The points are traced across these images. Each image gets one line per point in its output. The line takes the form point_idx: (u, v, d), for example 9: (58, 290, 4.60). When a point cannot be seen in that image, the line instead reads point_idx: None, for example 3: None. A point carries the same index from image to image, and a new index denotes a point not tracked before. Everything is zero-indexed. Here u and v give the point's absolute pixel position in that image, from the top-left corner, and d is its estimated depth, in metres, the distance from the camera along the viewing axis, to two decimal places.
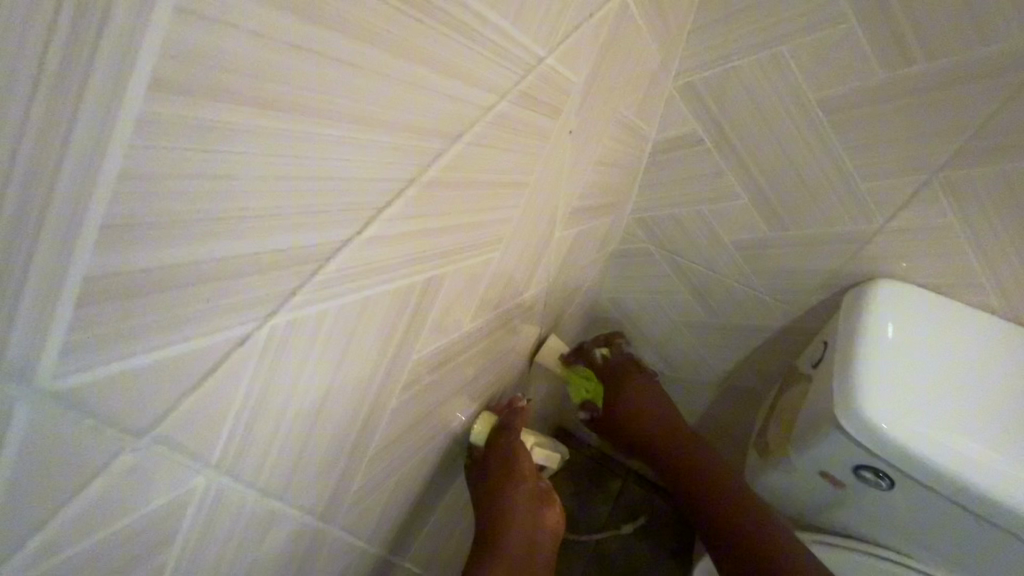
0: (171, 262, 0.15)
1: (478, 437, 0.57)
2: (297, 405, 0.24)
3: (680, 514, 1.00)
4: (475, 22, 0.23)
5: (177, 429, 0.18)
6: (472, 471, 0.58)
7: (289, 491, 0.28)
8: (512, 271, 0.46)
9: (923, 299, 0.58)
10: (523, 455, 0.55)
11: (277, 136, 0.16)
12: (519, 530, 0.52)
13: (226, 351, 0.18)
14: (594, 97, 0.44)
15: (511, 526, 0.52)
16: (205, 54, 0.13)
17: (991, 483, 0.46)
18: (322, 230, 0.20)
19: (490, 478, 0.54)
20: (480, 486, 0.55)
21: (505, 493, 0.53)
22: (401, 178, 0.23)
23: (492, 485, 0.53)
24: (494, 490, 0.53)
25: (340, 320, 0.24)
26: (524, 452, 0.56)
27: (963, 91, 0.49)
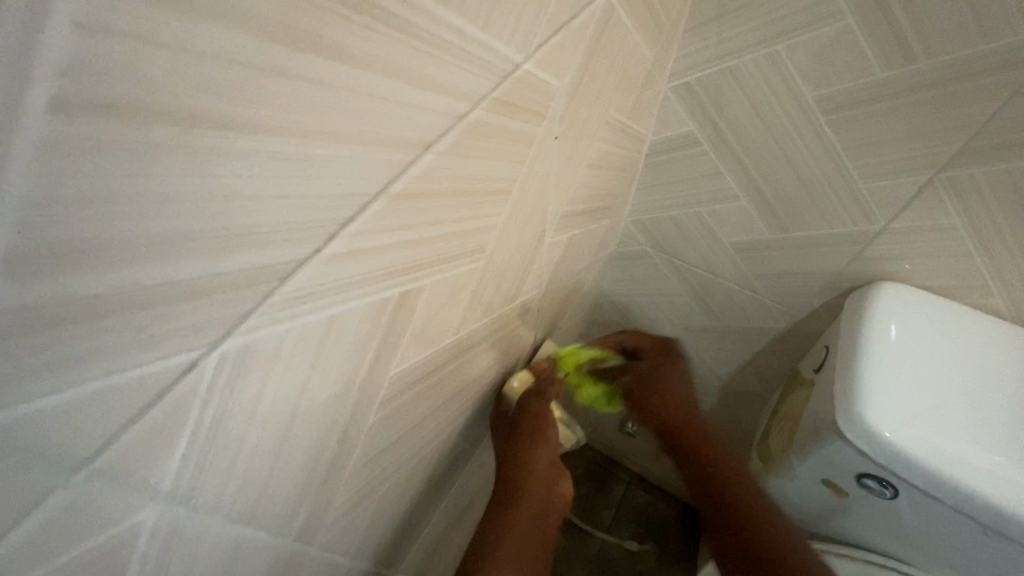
0: (98, 292, 0.14)
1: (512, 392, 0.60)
2: (260, 426, 0.24)
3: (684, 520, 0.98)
4: (441, 29, 0.23)
5: (121, 460, 0.18)
6: (497, 425, 0.60)
7: (257, 514, 0.27)
8: (502, 279, 0.46)
9: (926, 307, 0.63)
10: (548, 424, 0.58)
11: (211, 156, 0.15)
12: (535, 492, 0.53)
13: (174, 376, 0.18)
14: (582, 99, 0.43)
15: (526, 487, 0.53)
16: (112, 72, 0.12)
17: (984, 483, 0.51)
18: (275, 250, 0.19)
19: (516, 439, 0.56)
20: (506, 444, 0.57)
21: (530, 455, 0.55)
22: (363, 194, 0.22)
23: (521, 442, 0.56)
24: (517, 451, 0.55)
25: (302, 340, 0.23)
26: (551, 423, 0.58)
27: (954, 91, 0.53)
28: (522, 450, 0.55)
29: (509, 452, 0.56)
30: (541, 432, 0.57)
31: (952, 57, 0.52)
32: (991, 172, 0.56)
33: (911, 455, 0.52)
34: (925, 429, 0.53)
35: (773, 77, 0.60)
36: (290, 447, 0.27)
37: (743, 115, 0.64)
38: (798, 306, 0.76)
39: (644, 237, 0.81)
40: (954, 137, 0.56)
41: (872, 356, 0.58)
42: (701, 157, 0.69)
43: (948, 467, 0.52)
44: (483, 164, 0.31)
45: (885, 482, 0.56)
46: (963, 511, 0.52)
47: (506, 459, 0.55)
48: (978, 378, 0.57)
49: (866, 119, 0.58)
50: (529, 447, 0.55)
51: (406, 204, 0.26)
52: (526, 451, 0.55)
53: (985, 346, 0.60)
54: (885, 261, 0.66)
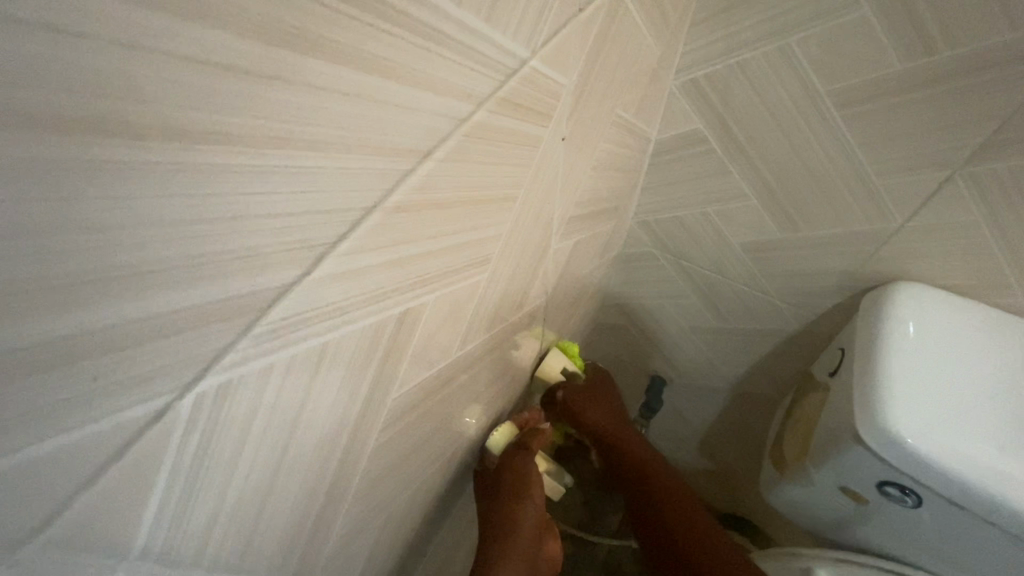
0: (39, 340, 0.13)
1: (496, 445, 0.58)
2: (247, 466, 0.21)
3: None
4: (439, 22, 0.20)
5: (84, 520, 0.16)
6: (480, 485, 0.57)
7: (249, 557, 0.25)
8: (507, 288, 0.43)
9: (949, 308, 0.61)
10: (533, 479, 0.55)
11: (158, 175, 0.14)
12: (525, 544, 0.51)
13: (142, 425, 0.16)
14: (588, 98, 0.40)
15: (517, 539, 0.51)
16: (32, 76, 0.11)
17: (1017, 496, 0.48)
18: (254, 278, 0.17)
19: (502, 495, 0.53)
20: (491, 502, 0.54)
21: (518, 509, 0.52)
22: (356, 208, 0.20)
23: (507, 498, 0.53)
24: (504, 508, 0.52)
25: (293, 371, 0.21)
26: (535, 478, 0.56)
27: (975, 82, 0.51)
28: (510, 506, 0.52)
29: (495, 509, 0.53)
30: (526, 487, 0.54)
31: (973, 47, 0.50)
32: (1015, 167, 0.54)
33: (940, 465, 0.50)
34: (950, 434, 0.51)
35: (784, 71, 0.58)
36: (281, 485, 0.25)
37: (753, 110, 0.61)
38: (812, 308, 0.73)
39: (650, 238, 0.79)
40: (975, 131, 0.53)
41: (894, 358, 0.56)
42: (709, 155, 0.67)
43: (975, 474, 0.49)
44: (486, 170, 0.29)
45: (908, 490, 0.54)
46: (992, 521, 0.50)
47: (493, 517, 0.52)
48: (1001, 380, 0.55)
49: (881, 114, 0.56)
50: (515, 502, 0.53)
51: (405, 216, 0.23)
52: (514, 507, 0.52)
53: (1008, 345, 0.58)
54: (903, 260, 0.64)
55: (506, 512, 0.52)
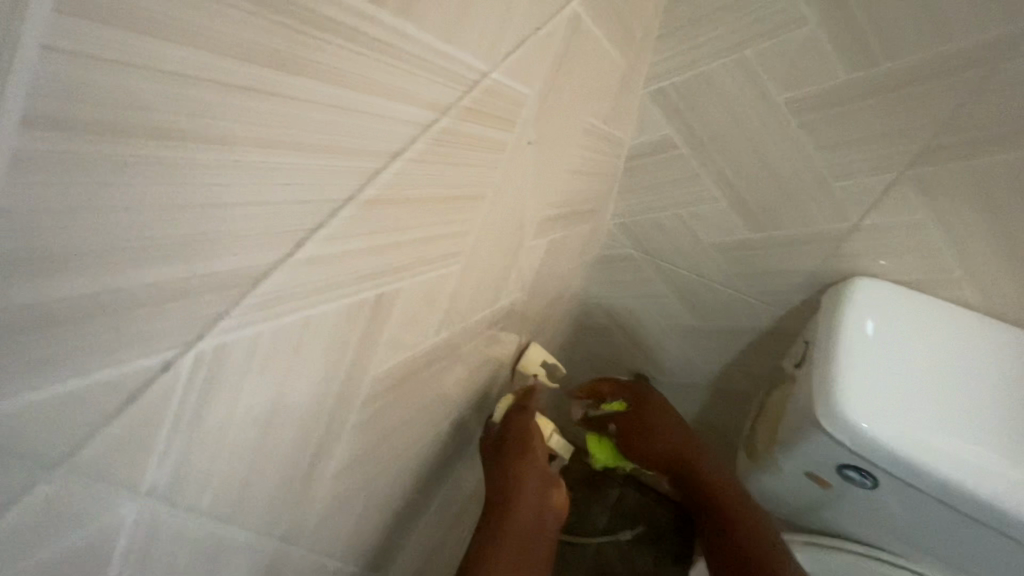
0: (70, 296, 0.16)
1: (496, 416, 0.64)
2: (239, 423, 0.25)
3: None
4: (404, 41, 0.24)
5: (97, 457, 0.19)
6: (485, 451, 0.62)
7: (238, 512, 0.28)
8: (480, 282, 0.47)
9: (904, 301, 0.65)
10: (534, 436, 0.60)
11: (171, 169, 0.17)
12: (532, 496, 0.55)
13: (148, 377, 0.19)
14: (553, 106, 0.44)
15: (524, 491, 0.55)
16: (79, 91, 0.14)
17: (959, 474, 0.52)
18: (245, 256, 0.20)
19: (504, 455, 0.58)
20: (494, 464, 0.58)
21: (521, 466, 0.57)
22: (332, 200, 0.24)
23: (508, 459, 0.57)
24: (506, 467, 0.57)
25: (277, 341, 0.24)
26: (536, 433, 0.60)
27: (915, 90, 0.55)
28: (512, 463, 0.57)
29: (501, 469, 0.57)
30: (526, 445, 0.59)
31: (912, 59, 0.54)
32: (955, 169, 0.58)
33: (887, 445, 0.54)
34: (900, 420, 0.55)
35: (744, 82, 0.62)
36: (267, 448, 0.28)
37: (717, 117, 0.65)
38: (780, 304, 0.77)
39: (627, 239, 0.83)
40: (918, 136, 0.58)
41: (849, 348, 0.60)
42: (679, 160, 0.71)
43: (921, 454, 0.53)
44: (453, 170, 0.33)
45: (866, 473, 0.57)
46: (939, 499, 0.53)
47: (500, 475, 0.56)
48: (953, 368, 0.59)
49: (833, 121, 0.60)
50: (517, 459, 0.57)
51: (378, 209, 0.27)
52: (516, 463, 0.57)
53: (960, 335, 0.62)
54: (861, 257, 0.68)
55: (509, 468, 0.56)
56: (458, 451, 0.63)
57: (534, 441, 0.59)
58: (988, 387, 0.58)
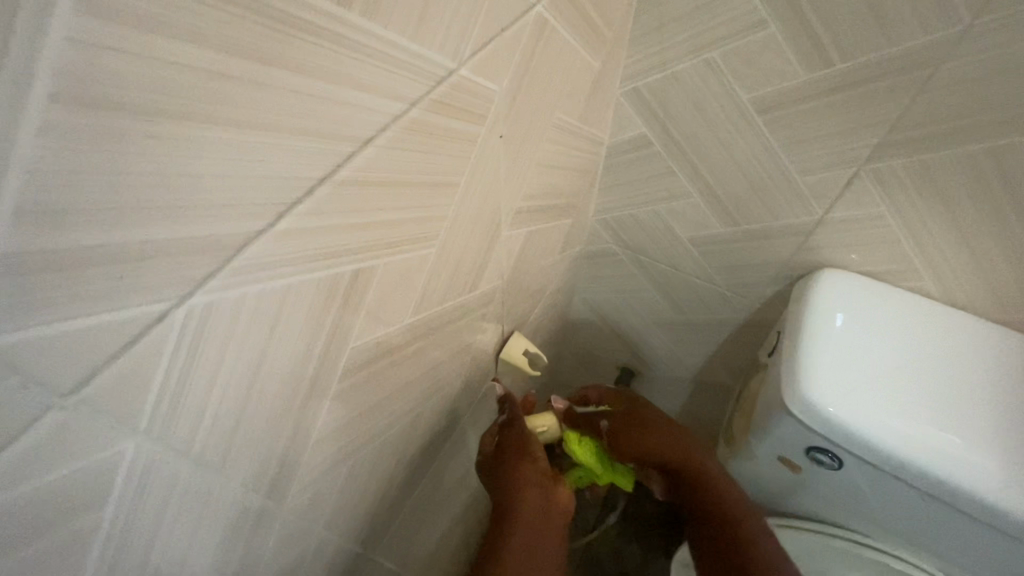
0: (82, 246, 0.18)
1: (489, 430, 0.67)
2: (225, 378, 0.28)
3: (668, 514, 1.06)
4: (371, 39, 0.27)
5: (103, 394, 0.21)
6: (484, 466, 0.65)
7: (226, 464, 0.31)
8: (458, 267, 0.50)
9: (870, 292, 0.68)
10: (530, 440, 0.63)
11: (171, 142, 0.19)
12: (537, 493, 0.58)
13: (147, 325, 0.22)
14: (523, 102, 0.47)
15: (528, 490, 0.58)
16: (98, 74, 0.16)
17: (913, 453, 0.55)
18: (232, 223, 0.23)
19: (506, 462, 0.61)
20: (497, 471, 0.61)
21: (522, 468, 0.60)
22: (310, 178, 0.27)
23: (509, 465, 0.60)
24: (508, 471, 0.60)
25: (261, 304, 0.27)
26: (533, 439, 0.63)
27: (870, 89, 0.59)
28: (513, 466, 0.60)
29: (504, 474, 0.60)
30: (526, 450, 0.62)
31: (866, 60, 0.57)
32: (910, 164, 0.61)
33: (846, 425, 0.57)
34: (863, 404, 0.58)
35: (712, 82, 0.65)
36: (253, 407, 0.31)
37: (688, 117, 0.69)
38: (753, 296, 0.81)
39: (608, 235, 0.86)
40: (874, 133, 0.61)
41: (815, 337, 0.63)
42: (654, 157, 0.74)
43: (879, 434, 0.56)
44: (425, 158, 0.36)
45: (833, 456, 0.60)
46: (898, 477, 0.56)
47: (504, 479, 0.59)
48: (915, 355, 0.62)
49: (795, 120, 0.64)
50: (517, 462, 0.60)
51: (352, 190, 0.30)
52: (517, 466, 0.60)
53: (925, 326, 0.65)
54: (828, 249, 0.71)
55: (511, 471, 0.60)
56: (442, 435, 0.66)
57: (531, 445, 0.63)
58: (945, 370, 0.61)
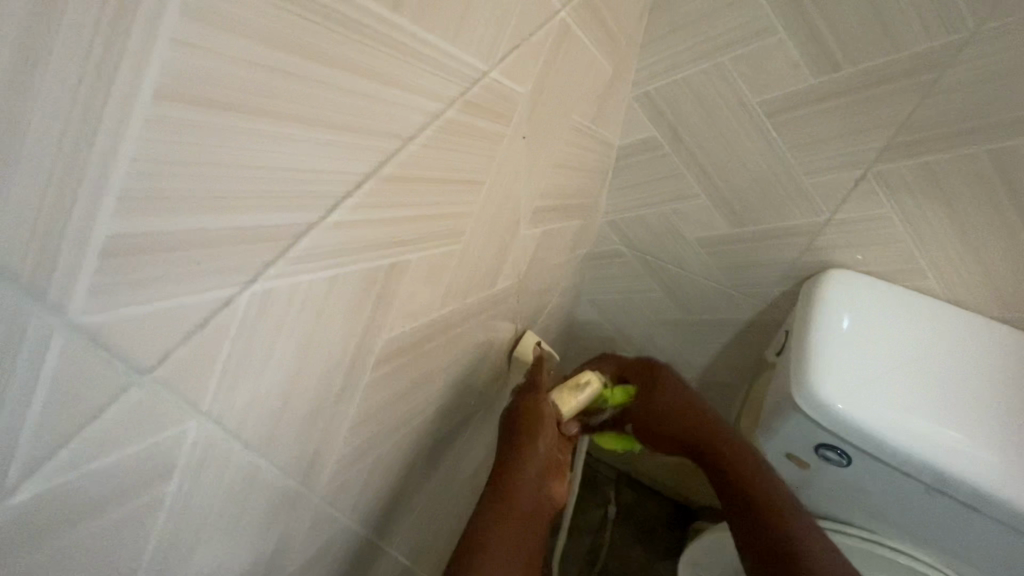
0: (169, 233, 0.20)
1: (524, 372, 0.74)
2: (275, 364, 0.29)
3: (674, 516, 1.11)
4: (416, 42, 0.28)
5: (175, 372, 0.23)
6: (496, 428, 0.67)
7: (272, 449, 0.32)
8: (480, 264, 0.51)
9: (875, 291, 0.69)
10: (544, 418, 0.63)
11: (244, 135, 0.21)
12: (534, 478, 0.58)
13: (216, 308, 0.23)
14: (545, 105, 0.49)
15: (527, 472, 0.58)
16: (193, 72, 0.18)
17: (920, 446, 0.56)
18: (291, 214, 0.25)
19: (515, 435, 0.62)
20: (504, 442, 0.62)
21: (528, 448, 0.60)
22: (358, 173, 0.28)
23: (517, 441, 0.61)
24: (513, 446, 0.60)
25: (310, 294, 0.29)
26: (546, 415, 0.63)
27: (878, 93, 0.60)
28: (520, 444, 0.60)
29: (510, 447, 0.61)
30: (536, 426, 0.62)
31: (871, 65, 0.59)
32: (914, 166, 0.63)
33: (855, 421, 0.58)
34: (871, 400, 0.59)
35: (721, 86, 0.67)
36: (297, 394, 0.32)
37: (697, 120, 0.71)
38: (760, 295, 0.82)
39: (617, 236, 0.88)
40: (880, 135, 0.63)
41: (822, 335, 0.64)
42: (663, 160, 0.76)
43: (886, 429, 0.57)
44: (457, 157, 0.37)
45: (841, 452, 0.61)
46: (905, 470, 0.58)
47: (507, 453, 0.60)
48: (920, 351, 0.64)
49: (801, 124, 0.65)
50: (525, 441, 0.60)
51: (393, 185, 0.31)
52: (523, 445, 0.60)
53: (927, 325, 0.66)
54: (834, 249, 0.73)
55: (517, 448, 0.60)
56: (457, 431, 0.68)
57: (543, 425, 0.62)
58: (949, 366, 0.62)
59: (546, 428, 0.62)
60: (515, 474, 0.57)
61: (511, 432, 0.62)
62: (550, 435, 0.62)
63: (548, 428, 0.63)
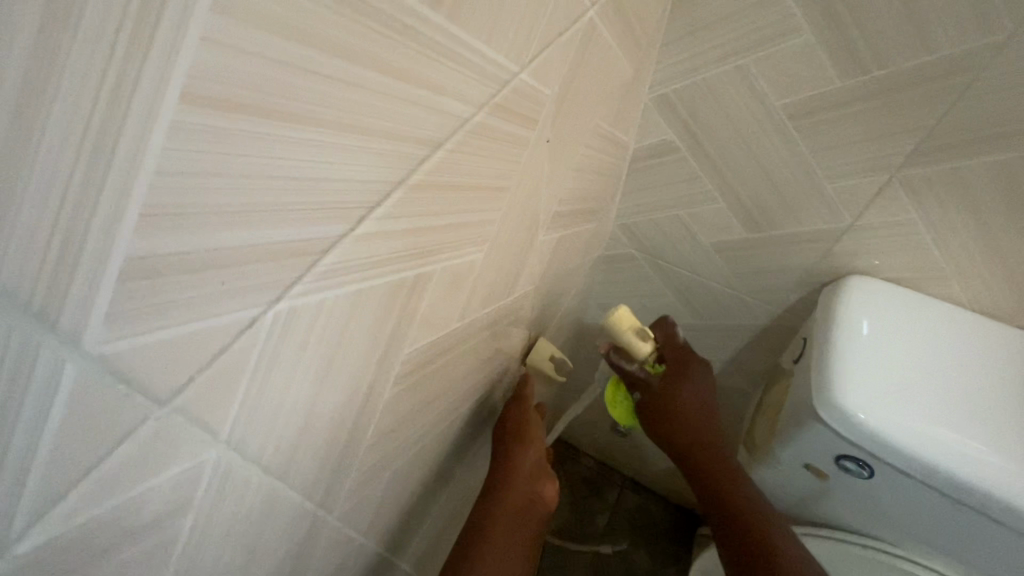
0: (191, 253, 0.18)
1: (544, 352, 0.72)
2: (298, 387, 0.27)
3: (678, 521, 1.09)
4: (450, 42, 0.26)
5: (195, 400, 0.21)
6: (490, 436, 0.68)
7: (290, 473, 0.30)
8: (499, 273, 0.49)
9: (896, 299, 0.67)
10: (532, 423, 0.64)
11: (274, 143, 0.19)
12: (524, 483, 0.59)
13: (239, 330, 0.21)
14: (568, 107, 0.47)
15: (517, 477, 0.59)
16: (223, 74, 0.16)
17: (953, 460, 0.53)
18: (319, 227, 0.23)
19: (505, 442, 0.63)
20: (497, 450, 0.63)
21: (516, 453, 0.61)
22: (388, 182, 0.26)
23: (506, 448, 0.62)
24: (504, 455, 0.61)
25: (335, 311, 0.27)
26: (533, 420, 0.64)
27: (907, 96, 0.59)
28: (509, 451, 0.61)
29: (501, 455, 0.62)
30: (525, 433, 0.63)
31: (900, 67, 0.57)
32: (941, 171, 0.61)
33: (883, 432, 0.55)
34: (900, 410, 0.56)
35: (743, 89, 0.65)
36: (319, 415, 0.30)
37: (716, 122, 0.69)
38: (776, 301, 0.80)
39: (630, 240, 0.86)
40: (907, 139, 0.61)
41: (845, 342, 0.62)
42: (680, 163, 0.74)
43: (916, 441, 0.54)
44: (484, 163, 0.35)
45: (863, 463, 0.58)
46: (935, 486, 0.55)
47: (499, 460, 0.61)
48: (947, 362, 0.61)
49: (825, 127, 0.64)
50: (514, 448, 0.61)
51: (424, 195, 0.30)
52: (512, 452, 0.61)
53: (950, 335, 0.64)
54: (853, 256, 0.71)
55: (506, 455, 0.61)
56: (469, 441, 0.66)
57: (531, 431, 0.63)
58: (979, 379, 0.59)
59: (534, 433, 0.63)
60: (506, 480, 0.58)
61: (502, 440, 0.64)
62: (537, 439, 0.63)
63: (536, 433, 0.64)
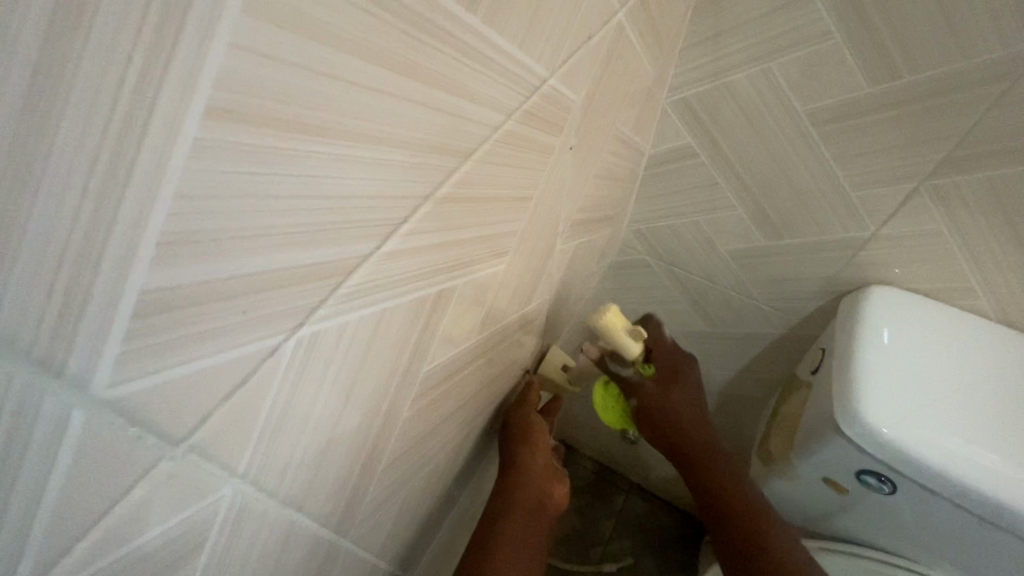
0: (210, 283, 0.16)
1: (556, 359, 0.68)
2: (316, 415, 0.25)
3: (683, 528, 1.06)
4: (484, 44, 0.24)
5: (210, 438, 0.20)
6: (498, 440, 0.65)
7: (307, 502, 0.29)
8: (517, 284, 0.47)
9: (921, 308, 0.63)
10: (537, 426, 0.61)
11: (301, 160, 0.17)
12: (532, 485, 0.56)
13: (257, 361, 0.20)
14: (593, 112, 0.45)
15: (525, 480, 0.57)
16: (250, 86, 0.14)
17: (995, 486, 0.48)
18: (343, 247, 0.21)
19: (511, 445, 0.60)
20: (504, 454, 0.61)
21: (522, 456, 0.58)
22: (415, 196, 0.24)
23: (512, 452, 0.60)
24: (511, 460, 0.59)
25: (356, 334, 0.25)
26: (538, 422, 0.61)
27: (944, 101, 0.55)
28: (516, 454, 0.59)
29: (509, 459, 0.59)
30: (531, 435, 0.60)
31: (934, 72, 0.54)
32: (975, 179, 0.57)
33: (916, 454, 0.50)
34: (926, 424, 0.51)
35: (766, 91, 0.62)
36: (337, 439, 0.28)
37: (736, 123, 0.66)
38: (794, 312, 0.76)
39: (643, 246, 0.82)
40: (941, 143, 0.57)
41: (871, 353, 0.56)
42: (698, 168, 0.71)
43: (952, 463, 0.49)
44: (508, 173, 0.33)
45: (885, 478, 0.53)
46: (974, 513, 0.50)
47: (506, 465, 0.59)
48: (982, 377, 0.56)
49: (852, 132, 0.60)
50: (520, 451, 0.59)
51: (447, 208, 0.28)
52: (519, 455, 0.59)
53: (982, 347, 0.59)
54: (876, 265, 0.66)
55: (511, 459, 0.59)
56: (477, 455, 0.64)
57: (537, 433, 0.60)
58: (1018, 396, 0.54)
59: (541, 434, 0.60)
60: (513, 485, 0.56)
61: (508, 443, 0.61)
62: (543, 440, 0.60)
63: (543, 434, 0.61)
